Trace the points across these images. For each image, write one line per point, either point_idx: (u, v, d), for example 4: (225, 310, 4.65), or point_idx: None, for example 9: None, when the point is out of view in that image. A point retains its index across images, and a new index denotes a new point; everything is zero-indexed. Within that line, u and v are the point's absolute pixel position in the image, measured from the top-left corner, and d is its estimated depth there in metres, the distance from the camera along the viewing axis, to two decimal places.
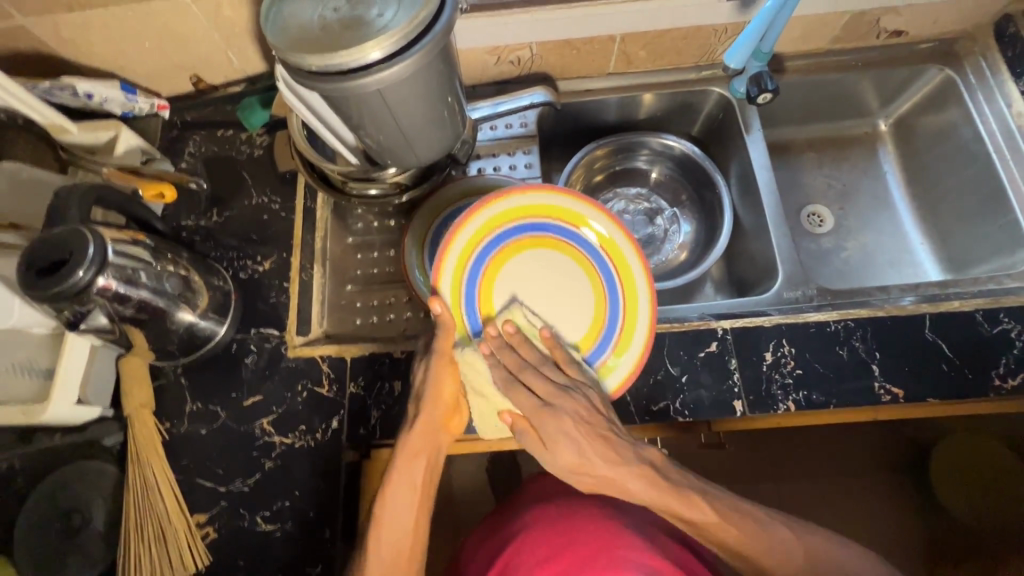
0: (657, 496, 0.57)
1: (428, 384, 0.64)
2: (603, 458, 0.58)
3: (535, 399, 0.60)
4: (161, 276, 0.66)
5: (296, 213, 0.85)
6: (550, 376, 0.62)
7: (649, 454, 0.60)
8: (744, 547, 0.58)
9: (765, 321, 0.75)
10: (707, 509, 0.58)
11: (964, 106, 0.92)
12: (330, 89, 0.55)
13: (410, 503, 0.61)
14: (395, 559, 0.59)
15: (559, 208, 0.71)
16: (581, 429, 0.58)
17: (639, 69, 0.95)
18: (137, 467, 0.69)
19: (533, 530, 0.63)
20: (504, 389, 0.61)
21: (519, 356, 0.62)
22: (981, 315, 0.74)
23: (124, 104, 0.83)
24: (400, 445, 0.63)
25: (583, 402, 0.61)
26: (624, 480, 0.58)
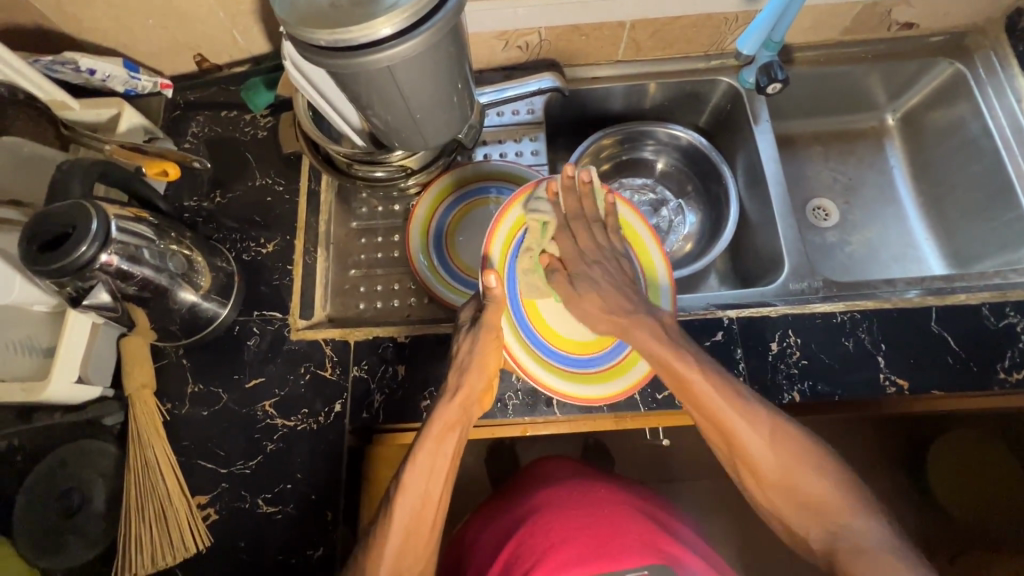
0: (656, 346, 0.64)
1: (474, 354, 0.64)
2: (620, 304, 0.68)
3: (576, 247, 0.72)
4: (164, 254, 0.65)
5: (300, 196, 0.84)
6: (596, 235, 0.73)
7: (663, 317, 0.67)
8: (735, 438, 0.59)
9: (771, 312, 0.75)
10: (698, 370, 0.61)
11: (973, 100, 0.91)
12: (339, 64, 0.54)
13: (442, 473, 0.60)
14: (417, 523, 0.57)
15: (596, 208, 0.76)
16: (609, 282, 0.69)
17: (647, 57, 0.95)
18: (137, 447, 0.68)
19: (545, 512, 0.63)
20: (556, 231, 0.73)
21: (580, 206, 0.73)
22: (987, 309, 0.74)
23: (127, 81, 0.82)
24: (436, 415, 0.62)
25: (616, 264, 0.72)
26: (633, 324, 0.66)
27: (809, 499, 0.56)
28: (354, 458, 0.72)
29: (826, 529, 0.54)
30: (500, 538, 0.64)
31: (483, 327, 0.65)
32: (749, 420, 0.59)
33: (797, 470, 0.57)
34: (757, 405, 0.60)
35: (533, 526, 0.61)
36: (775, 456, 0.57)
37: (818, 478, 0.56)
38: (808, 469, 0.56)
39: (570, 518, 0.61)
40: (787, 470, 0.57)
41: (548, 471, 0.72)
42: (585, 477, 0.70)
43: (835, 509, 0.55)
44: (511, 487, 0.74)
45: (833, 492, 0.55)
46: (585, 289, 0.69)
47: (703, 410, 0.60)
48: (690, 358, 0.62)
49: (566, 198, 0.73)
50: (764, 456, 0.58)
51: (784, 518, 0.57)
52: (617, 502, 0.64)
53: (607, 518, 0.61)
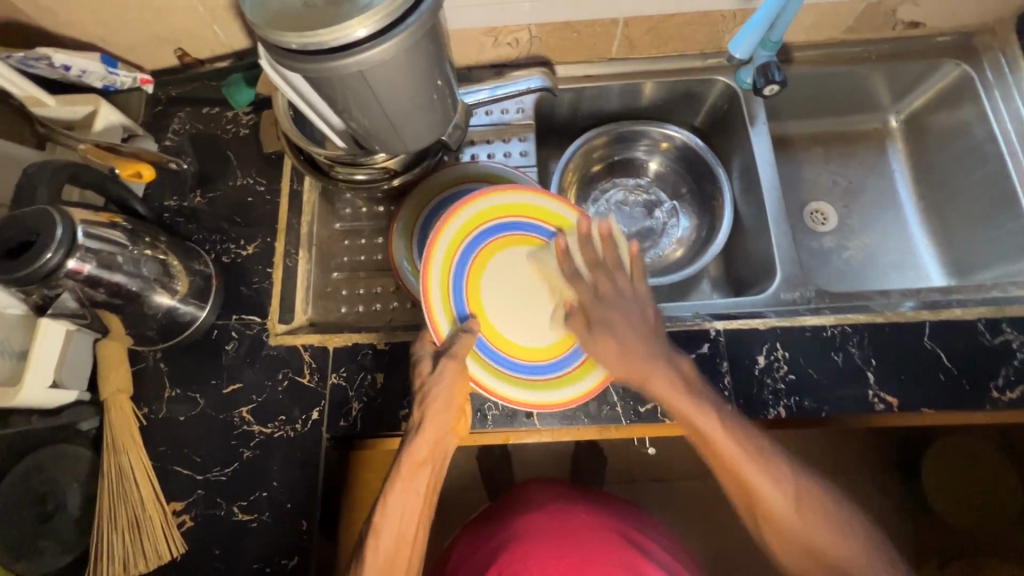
0: (677, 398, 0.61)
1: (439, 390, 0.60)
2: (646, 351, 0.63)
3: (596, 293, 0.66)
4: (138, 260, 0.64)
5: (281, 197, 0.82)
6: (617, 281, 0.65)
7: (682, 365, 0.63)
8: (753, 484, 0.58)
9: (760, 323, 0.73)
10: (721, 427, 0.60)
11: (979, 104, 0.88)
12: (312, 68, 0.52)
13: (416, 513, 0.58)
14: (391, 569, 0.56)
15: (540, 209, 0.70)
16: (628, 327, 0.63)
17: (642, 55, 0.92)
18: (112, 454, 0.68)
19: (528, 539, 0.62)
20: (569, 280, 0.66)
21: (595, 255, 0.66)
22: (983, 324, 0.72)
23: (105, 77, 0.79)
24: (404, 454, 0.59)
25: (638, 312, 0.64)
26: (654, 377, 0.62)
27: (829, 557, 0.57)
28: (331, 466, 0.72)
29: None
30: (479, 564, 0.64)
31: (451, 358, 0.60)
32: (772, 476, 0.59)
33: (818, 520, 0.58)
34: (778, 460, 0.60)
35: (512, 555, 0.61)
36: (795, 508, 0.58)
37: (839, 537, 0.57)
38: (831, 525, 0.57)
39: (550, 551, 0.61)
40: (804, 519, 0.58)
41: (530, 494, 0.72)
42: (566, 500, 0.69)
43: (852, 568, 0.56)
44: (494, 508, 0.74)
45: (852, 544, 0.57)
46: (601, 336, 0.64)
47: (723, 462, 0.59)
48: (709, 411, 0.60)
49: (583, 247, 0.67)
50: (791, 511, 0.58)
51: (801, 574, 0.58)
52: (596, 530, 0.64)
53: (587, 551, 0.61)
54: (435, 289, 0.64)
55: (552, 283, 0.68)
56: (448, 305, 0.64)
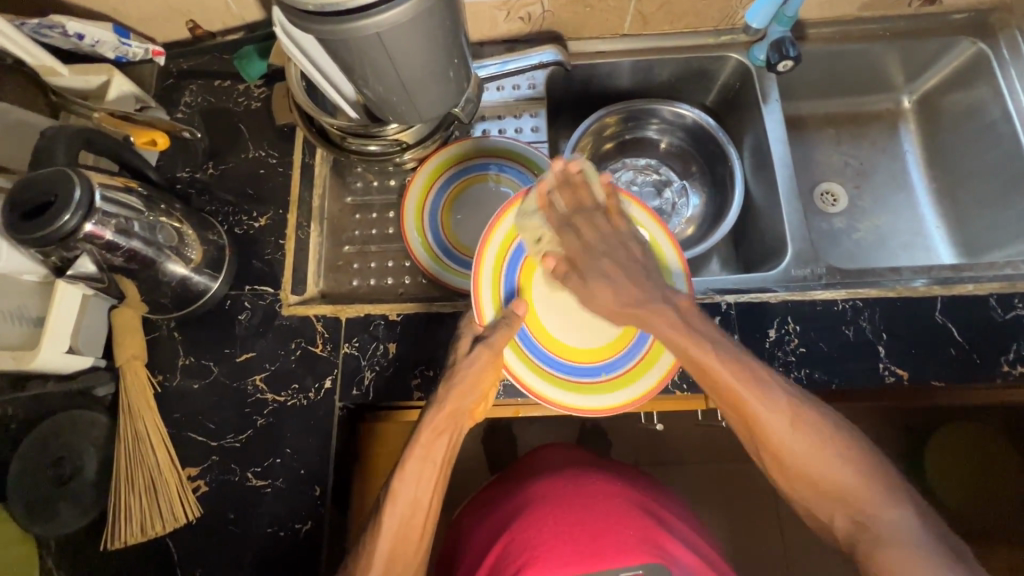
0: (676, 337, 0.58)
1: (466, 368, 0.62)
2: (632, 295, 0.61)
3: (581, 241, 0.64)
4: (153, 226, 0.64)
5: (293, 169, 0.83)
6: (599, 224, 0.65)
7: (679, 302, 0.61)
8: (749, 411, 0.56)
9: (771, 298, 0.73)
10: (717, 358, 0.57)
11: (994, 82, 0.88)
12: (326, 31, 0.52)
13: (430, 481, 0.58)
14: (405, 533, 0.56)
15: None
16: (620, 271, 0.62)
17: (655, 31, 0.91)
18: (129, 419, 0.68)
19: (543, 504, 0.62)
20: (554, 229, 0.66)
21: (577, 199, 0.65)
22: (995, 300, 0.72)
23: (117, 48, 0.79)
24: (425, 421, 0.60)
25: (624, 251, 0.64)
26: (650, 314, 0.59)
27: (835, 489, 0.53)
28: (344, 435, 0.72)
29: (851, 517, 0.52)
30: (493, 530, 0.64)
31: (485, 345, 0.63)
32: (769, 406, 0.55)
33: (816, 450, 0.54)
34: (779, 391, 0.56)
35: (527, 520, 0.61)
36: (799, 440, 0.55)
37: (845, 467, 0.53)
38: (838, 454, 0.54)
39: (567, 513, 0.60)
40: (813, 457, 0.54)
41: (547, 461, 0.72)
42: (579, 467, 0.69)
43: (861, 495, 0.52)
44: (506, 474, 0.74)
45: (857, 477, 0.53)
46: (597, 283, 0.62)
47: (721, 392, 0.57)
48: (706, 344, 0.57)
49: (562, 193, 0.66)
50: (791, 442, 0.55)
51: (808, 506, 0.55)
52: (612, 497, 0.64)
53: (603, 514, 0.60)
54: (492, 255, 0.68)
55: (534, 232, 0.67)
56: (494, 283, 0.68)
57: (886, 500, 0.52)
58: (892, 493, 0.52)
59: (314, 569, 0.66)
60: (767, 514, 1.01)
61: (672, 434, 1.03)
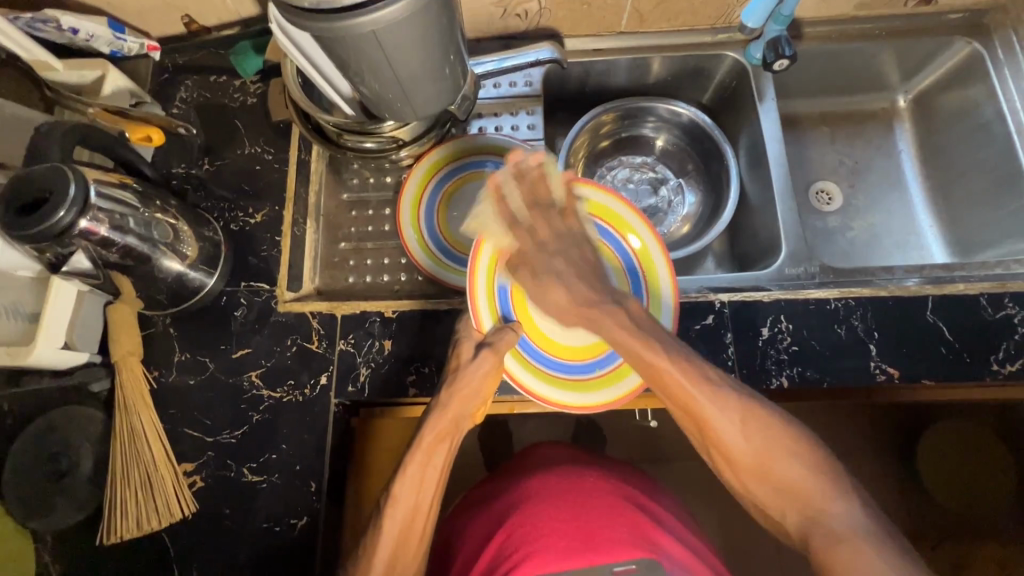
0: (624, 336, 0.60)
1: (464, 372, 0.63)
2: (581, 293, 0.62)
3: (534, 239, 0.65)
4: (149, 223, 0.64)
5: (289, 165, 0.83)
6: (554, 222, 0.66)
7: (630, 304, 0.62)
8: (697, 409, 0.56)
9: (764, 296, 0.74)
10: (665, 355, 0.57)
11: (988, 82, 0.88)
12: (321, 28, 0.52)
13: (432, 485, 0.59)
14: (406, 535, 0.56)
15: (606, 210, 0.74)
16: (572, 271, 0.63)
17: (651, 29, 0.91)
18: (125, 415, 0.69)
19: (537, 500, 0.63)
20: (508, 226, 0.66)
21: (533, 192, 0.65)
22: (986, 299, 0.72)
23: (112, 42, 0.79)
24: (427, 425, 0.61)
25: (577, 250, 0.64)
26: (599, 314, 0.61)
27: (789, 486, 0.53)
28: (340, 431, 0.73)
29: (802, 512, 0.52)
30: (488, 525, 0.64)
31: (489, 349, 0.64)
32: (720, 403, 0.56)
33: (768, 450, 0.54)
34: (729, 389, 0.56)
35: (521, 516, 0.61)
36: (746, 436, 0.55)
37: (801, 466, 0.53)
38: (792, 454, 0.54)
39: (561, 510, 0.61)
40: (764, 455, 0.54)
41: (541, 458, 0.72)
42: (572, 463, 0.70)
43: (815, 494, 0.52)
44: (501, 471, 0.75)
45: (809, 476, 0.53)
46: (548, 280, 0.64)
47: (670, 392, 0.57)
48: (655, 344, 0.58)
49: (518, 187, 0.66)
50: (735, 435, 0.55)
51: (757, 503, 0.55)
52: (605, 491, 0.64)
53: (596, 511, 0.61)
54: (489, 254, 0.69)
55: (491, 231, 0.67)
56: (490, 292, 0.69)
57: (838, 492, 0.52)
58: (846, 488, 0.52)
59: (308, 564, 0.66)
60: None
61: (666, 431, 1.04)
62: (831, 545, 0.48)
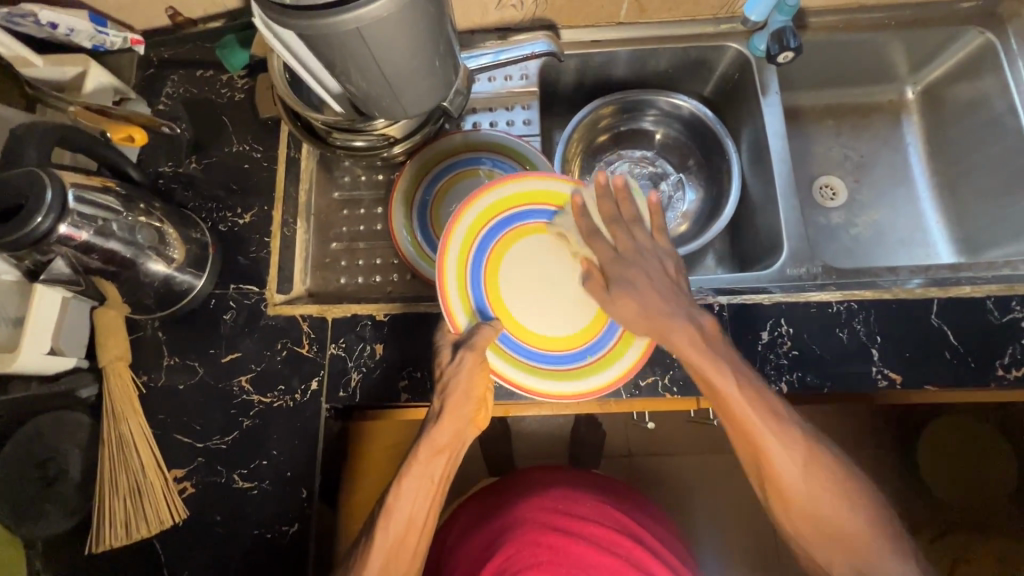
0: (697, 358, 0.58)
1: (458, 377, 0.60)
2: (651, 302, 0.62)
3: (614, 250, 0.66)
4: (132, 227, 0.63)
5: (278, 163, 0.80)
6: (635, 235, 0.66)
7: (703, 321, 0.60)
8: (764, 447, 0.55)
9: (765, 299, 0.72)
10: (736, 384, 0.57)
11: (1001, 74, 0.85)
12: (304, 27, 0.50)
13: (427, 499, 0.57)
14: (398, 550, 0.55)
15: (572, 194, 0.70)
16: (647, 285, 0.63)
17: (652, 19, 0.88)
18: (113, 421, 0.68)
19: (536, 525, 0.62)
20: (586, 236, 0.67)
21: (616, 208, 0.67)
22: (992, 302, 0.70)
23: (94, 37, 0.76)
24: (424, 437, 0.58)
25: (656, 265, 0.64)
26: (671, 331, 0.60)
27: (845, 537, 0.53)
28: (332, 436, 0.72)
29: (851, 565, 0.53)
30: (482, 546, 0.63)
31: (468, 349, 0.62)
32: (787, 442, 0.55)
33: (828, 496, 0.54)
34: (798, 429, 0.56)
35: (518, 541, 0.60)
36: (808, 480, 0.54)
37: (856, 516, 0.53)
38: (850, 505, 0.54)
39: (563, 537, 0.60)
40: (824, 501, 0.54)
41: (540, 478, 0.71)
42: (570, 487, 0.69)
43: (866, 549, 0.53)
44: (494, 488, 0.74)
45: (866, 527, 0.53)
46: (620, 295, 0.63)
47: (736, 423, 0.56)
48: (728, 372, 0.57)
49: (601, 201, 0.67)
50: (796, 473, 0.54)
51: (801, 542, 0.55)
52: (601, 521, 0.64)
53: (595, 540, 0.60)
54: (451, 260, 0.66)
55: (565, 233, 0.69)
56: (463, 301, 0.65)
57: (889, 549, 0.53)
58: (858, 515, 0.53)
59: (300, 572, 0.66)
60: (757, 507, 1.02)
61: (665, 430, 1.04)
62: None
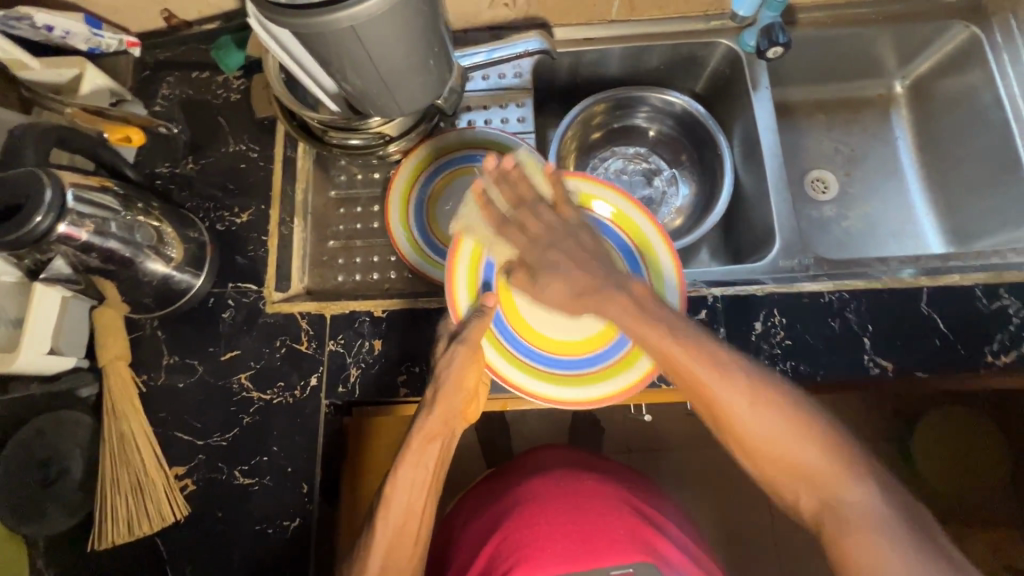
0: (634, 323, 0.57)
1: (450, 370, 0.62)
2: (585, 282, 0.60)
3: (526, 236, 0.63)
4: (130, 226, 0.63)
5: (275, 163, 0.81)
6: (543, 214, 0.64)
7: (635, 287, 0.59)
8: (710, 397, 0.54)
9: (757, 290, 0.73)
10: (676, 342, 0.56)
11: (986, 67, 0.86)
12: (300, 25, 0.50)
13: (423, 487, 0.59)
14: (399, 540, 0.57)
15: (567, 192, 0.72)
16: (570, 260, 0.61)
17: (642, 17, 0.89)
18: (113, 420, 0.68)
19: (536, 504, 0.63)
20: (497, 230, 0.65)
21: (518, 192, 0.65)
22: (980, 290, 0.72)
23: (90, 40, 0.77)
24: (416, 427, 0.61)
25: (572, 240, 0.62)
26: (603, 302, 0.59)
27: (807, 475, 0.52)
28: (332, 432, 0.72)
29: (817, 497, 0.51)
30: (486, 527, 0.64)
31: (457, 342, 0.63)
32: (735, 388, 0.54)
33: (786, 431, 0.52)
34: (742, 368, 0.55)
35: (519, 520, 0.61)
36: (758, 419, 0.53)
37: (814, 453, 0.52)
38: (805, 437, 0.52)
39: (556, 515, 0.61)
40: (780, 440, 0.52)
41: (534, 461, 0.71)
42: (573, 466, 0.70)
43: (832, 483, 0.51)
44: (499, 470, 0.74)
45: (823, 462, 0.51)
46: (547, 280, 0.61)
47: (685, 377, 0.55)
48: (665, 329, 0.56)
49: (501, 189, 0.65)
50: (743, 414, 0.53)
51: (773, 488, 0.54)
52: (600, 495, 0.64)
53: (595, 513, 0.61)
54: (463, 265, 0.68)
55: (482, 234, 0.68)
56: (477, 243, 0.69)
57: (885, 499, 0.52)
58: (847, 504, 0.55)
59: (302, 565, 0.67)
60: (752, 497, 1.04)
61: (664, 422, 1.05)
62: (842, 534, 0.49)
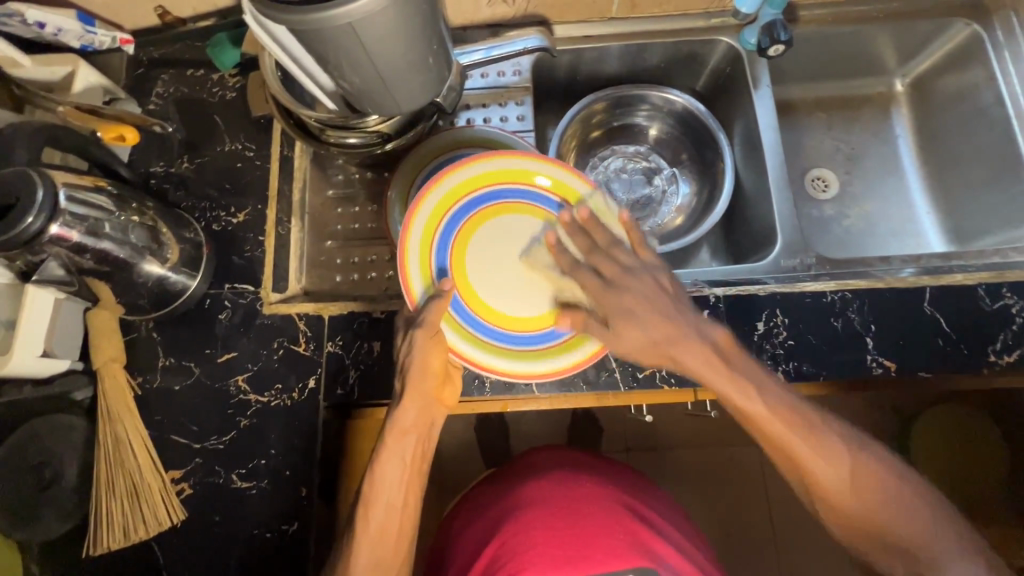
0: (727, 386, 0.58)
1: (413, 357, 0.60)
2: (666, 333, 0.60)
3: (601, 280, 0.64)
4: (125, 227, 0.62)
5: (272, 162, 0.80)
6: (619, 257, 0.64)
7: (716, 336, 0.60)
8: (804, 465, 0.57)
9: (759, 290, 0.73)
10: (767, 407, 0.57)
11: (988, 65, 0.86)
12: (296, 22, 0.49)
13: (403, 481, 0.59)
14: (383, 539, 0.57)
15: (517, 170, 0.69)
16: (647, 307, 0.61)
17: (643, 14, 0.88)
18: (107, 423, 0.67)
19: (534, 508, 0.62)
20: (565, 270, 0.66)
21: (589, 240, 0.66)
22: (983, 290, 0.71)
23: (82, 36, 0.76)
24: (388, 423, 0.59)
25: (649, 282, 0.62)
26: (681, 352, 0.60)
27: (900, 540, 0.57)
28: (330, 434, 0.72)
29: (908, 564, 0.56)
30: (484, 532, 0.64)
31: (417, 328, 0.60)
32: (827, 456, 0.57)
33: (879, 498, 0.57)
34: (836, 437, 0.58)
35: (516, 524, 0.61)
36: (851, 486, 0.57)
37: (907, 516, 0.57)
38: (898, 503, 0.57)
39: (556, 519, 0.60)
40: (871, 506, 0.57)
41: (533, 465, 0.71)
42: (572, 470, 0.69)
43: (925, 545, 0.56)
44: (499, 474, 0.74)
45: (916, 529, 0.56)
46: (624, 326, 0.61)
47: (777, 444, 0.58)
48: (754, 393, 0.58)
49: (574, 237, 0.66)
50: (843, 490, 0.57)
51: (858, 548, 0.59)
52: (599, 500, 0.63)
53: (594, 518, 0.60)
54: (415, 247, 0.64)
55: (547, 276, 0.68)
56: (431, 225, 0.65)
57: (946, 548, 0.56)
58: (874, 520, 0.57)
59: (301, 569, 0.66)
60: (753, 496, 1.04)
61: (664, 422, 1.05)
62: None
